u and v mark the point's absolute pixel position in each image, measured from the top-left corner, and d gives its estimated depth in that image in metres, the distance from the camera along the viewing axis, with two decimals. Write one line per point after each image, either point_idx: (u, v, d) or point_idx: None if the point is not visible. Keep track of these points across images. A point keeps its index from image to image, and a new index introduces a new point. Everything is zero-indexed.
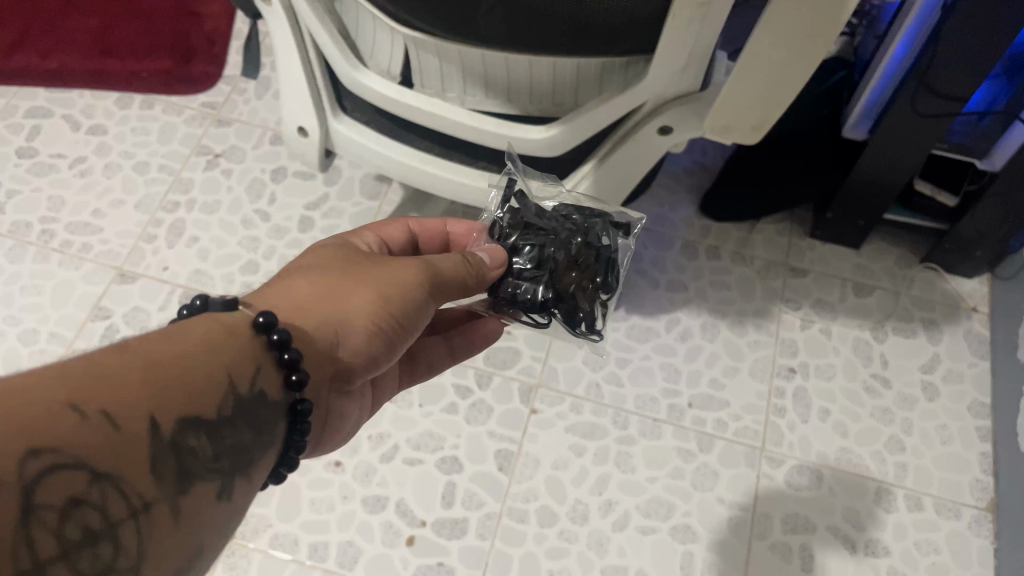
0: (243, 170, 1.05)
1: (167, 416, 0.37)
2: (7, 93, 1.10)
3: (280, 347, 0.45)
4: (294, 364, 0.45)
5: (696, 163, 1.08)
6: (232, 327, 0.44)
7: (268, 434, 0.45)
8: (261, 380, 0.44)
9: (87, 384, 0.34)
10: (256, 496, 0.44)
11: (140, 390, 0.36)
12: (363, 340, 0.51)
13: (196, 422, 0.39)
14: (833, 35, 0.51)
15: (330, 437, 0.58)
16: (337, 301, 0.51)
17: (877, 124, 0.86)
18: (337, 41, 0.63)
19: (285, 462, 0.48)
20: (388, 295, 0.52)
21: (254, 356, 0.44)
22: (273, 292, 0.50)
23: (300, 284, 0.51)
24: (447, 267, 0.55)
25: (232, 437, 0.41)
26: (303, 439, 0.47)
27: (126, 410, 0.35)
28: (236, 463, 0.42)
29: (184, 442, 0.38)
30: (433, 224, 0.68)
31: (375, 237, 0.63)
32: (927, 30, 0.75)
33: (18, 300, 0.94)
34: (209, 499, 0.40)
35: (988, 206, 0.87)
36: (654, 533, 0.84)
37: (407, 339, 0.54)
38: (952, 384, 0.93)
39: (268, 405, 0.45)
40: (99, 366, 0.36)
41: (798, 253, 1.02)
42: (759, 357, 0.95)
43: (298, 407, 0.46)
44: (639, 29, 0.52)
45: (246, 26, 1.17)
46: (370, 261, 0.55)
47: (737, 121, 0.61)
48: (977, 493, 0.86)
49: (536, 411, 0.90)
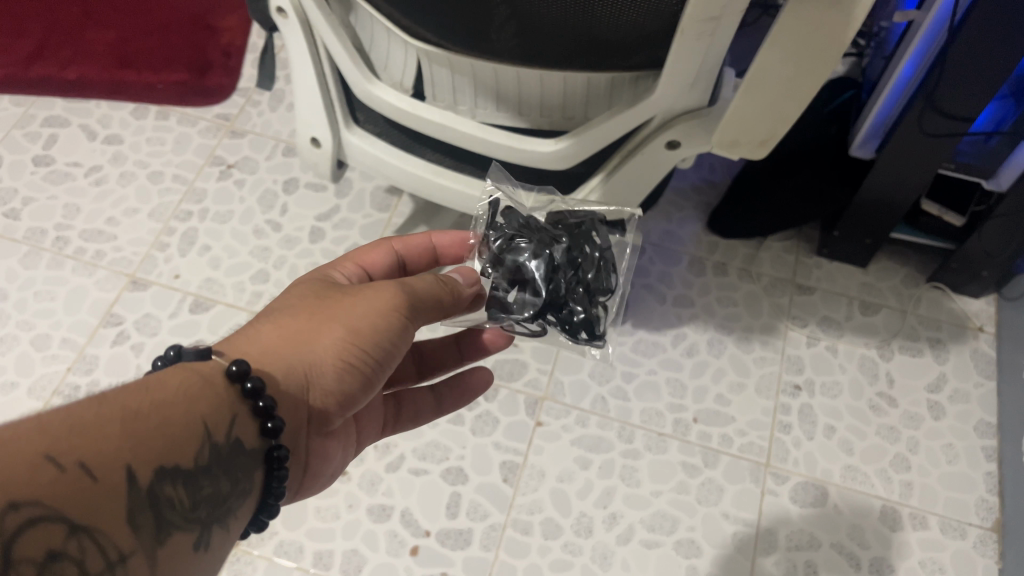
0: (256, 180, 1.06)
1: (145, 467, 0.38)
2: (24, 102, 1.11)
3: (253, 395, 0.46)
4: (268, 411, 0.46)
5: (703, 180, 1.09)
6: (207, 377, 0.45)
7: (243, 483, 0.45)
8: (237, 429, 0.45)
9: (65, 436, 0.35)
10: (231, 547, 0.45)
11: (117, 440, 0.37)
12: (335, 379, 0.51)
13: (172, 472, 0.40)
14: (841, 52, 0.52)
15: (312, 478, 0.58)
16: (307, 342, 0.51)
17: (883, 145, 0.86)
18: (351, 53, 0.64)
19: (265, 508, 0.48)
20: (358, 330, 0.52)
21: (230, 406, 0.45)
22: (240, 340, 0.51)
23: (267, 330, 0.51)
24: (423, 288, 0.56)
25: (209, 487, 0.42)
26: (282, 484, 0.48)
27: (103, 461, 0.36)
28: (212, 514, 0.43)
29: (161, 493, 0.39)
30: (417, 239, 0.70)
31: (354, 266, 0.65)
32: (933, 53, 0.75)
33: (32, 306, 0.95)
34: (186, 550, 0.41)
35: (994, 226, 0.88)
36: (658, 547, 0.84)
37: (386, 372, 0.55)
38: (958, 404, 0.93)
39: (245, 454, 0.45)
40: (75, 418, 0.37)
41: (805, 271, 1.03)
42: (765, 373, 0.95)
43: (275, 453, 0.47)
44: (649, 45, 0.53)
45: (261, 40, 1.19)
46: (342, 294, 0.55)
47: (745, 136, 0.62)
48: (982, 513, 0.86)
49: (542, 423, 0.91)
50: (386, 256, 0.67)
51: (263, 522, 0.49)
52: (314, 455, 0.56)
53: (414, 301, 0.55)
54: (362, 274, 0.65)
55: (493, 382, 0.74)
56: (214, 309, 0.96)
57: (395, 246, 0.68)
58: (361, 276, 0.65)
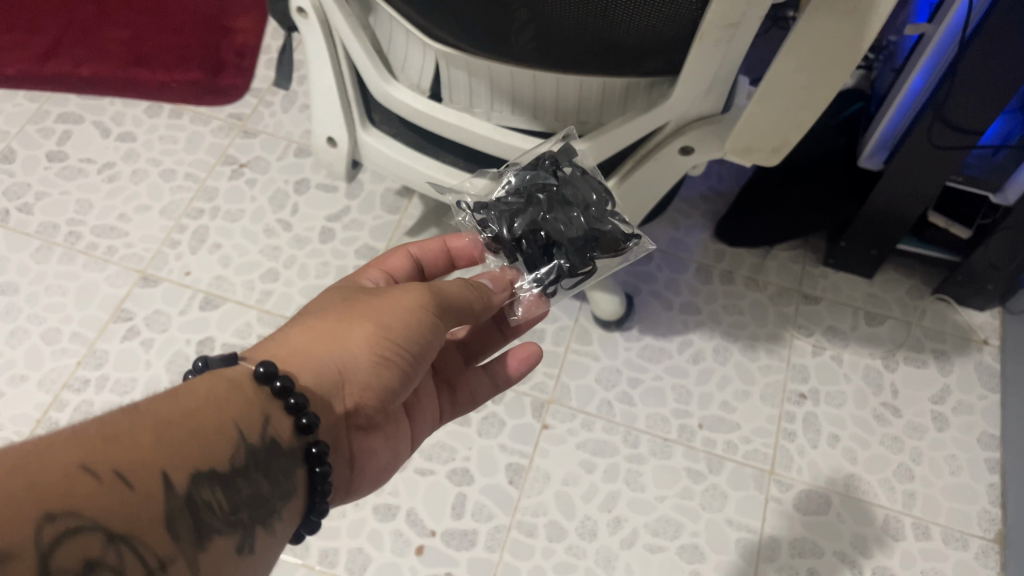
0: (267, 180, 1.07)
1: (179, 473, 0.39)
2: (40, 98, 1.12)
3: (284, 395, 0.46)
4: (301, 408, 0.46)
5: (711, 189, 1.10)
6: (236, 381, 0.46)
7: (284, 484, 0.46)
8: (272, 428, 0.45)
9: (99, 447, 0.36)
10: (278, 549, 0.45)
11: (150, 449, 0.38)
12: (370, 373, 0.52)
13: (209, 476, 0.40)
14: (856, 60, 0.53)
15: (359, 475, 0.58)
16: (338, 340, 0.52)
17: (893, 156, 0.87)
18: (370, 54, 0.65)
19: (314, 509, 0.49)
20: (387, 326, 0.52)
21: (262, 407, 0.45)
22: (274, 342, 0.52)
23: (299, 333, 0.52)
24: (452, 288, 0.56)
25: (247, 489, 0.43)
26: (326, 483, 0.48)
27: (138, 470, 0.37)
28: (254, 515, 0.43)
29: (198, 497, 0.39)
30: (433, 243, 0.71)
31: (380, 274, 0.67)
32: (944, 66, 0.76)
33: (43, 300, 0.96)
34: (228, 553, 0.41)
35: (1000, 239, 0.88)
36: (662, 552, 0.84)
37: (421, 366, 0.55)
38: (962, 415, 0.93)
39: (283, 454, 0.46)
40: (109, 429, 0.38)
41: (811, 280, 1.03)
42: (770, 381, 0.95)
43: (315, 451, 0.47)
44: (667, 52, 0.54)
45: (275, 41, 1.20)
46: (370, 294, 0.55)
47: (758, 143, 0.62)
48: (984, 524, 0.86)
49: (547, 426, 0.91)
50: (405, 262, 0.70)
51: (315, 525, 0.49)
52: (358, 451, 0.56)
53: (443, 297, 0.55)
54: (387, 280, 0.68)
55: (540, 355, 0.71)
56: (224, 307, 0.96)
57: (412, 251, 0.70)
58: (386, 282, 0.67)
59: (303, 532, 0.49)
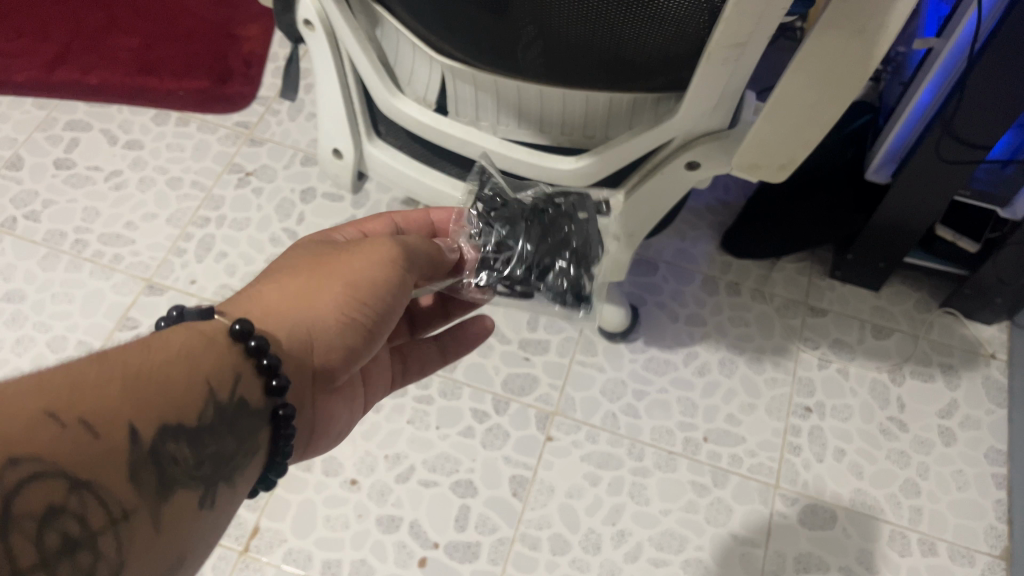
0: (273, 189, 1.07)
1: (146, 424, 0.37)
2: (48, 106, 1.13)
3: (258, 353, 0.45)
4: (273, 368, 0.45)
5: (718, 201, 1.10)
6: (210, 335, 0.44)
7: (249, 442, 0.44)
8: (242, 388, 0.44)
9: (67, 393, 0.35)
10: (239, 503, 0.44)
11: (118, 399, 0.37)
12: (337, 335, 0.50)
13: (176, 429, 0.39)
14: (866, 77, 0.53)
15: (318, 436, 0.57)
16: (308, 299, 0.50)
17: (901, 168, 0.86)
18: (377, 67, 0.65)
19: (274, 466, 0.48)
20: (357, 285, 0.51)
21: (234, 363, 0.44)
22: (243, 299, 0.49)
23: (268, 290, 0.50)
24: (418, 246, 0.55)
25: (213, 446, 0.42)
26: (289, 442, 0.47)
27: (105, 419, 0.36)
28: (217, 472, 0.42)
29: (164, 450, 0.38)
30: (419, 215, 0.69)
31: (354, 231, 0.64)
32: (954, 78, 0.75)
33: (50, 307, 0.96)
34: (191, 508, 0.40)
35: (1010, 253, 0.87)
36: (665, 566, 0.84)
37: (385, 328, 0.53)
38: (969, 430, 0.93)
39: (251, 414, 0.44)
40: (77, 376, 0.36)
41: (818, 293, 1.03)
42: (776, 394, 0.95)
43: (281, 412, 0.46)
44: (671, 66, 0.54)
45: (282, 49, 1.20)
46: (338, 251, 0.53)
47: (766, 160, 0.62)
48: (991, 541, 0.85)
49: (551, 438, 0.91)
50: (386, 226, 0.67)
51: (271, 482, 0.49)
52: (319, 419, 0.56)
53: (410, 257, 0.54)
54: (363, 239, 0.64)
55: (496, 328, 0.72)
56: None
57: (397, 219, 0.67)
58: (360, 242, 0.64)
59: (258, 489, 0.49)
